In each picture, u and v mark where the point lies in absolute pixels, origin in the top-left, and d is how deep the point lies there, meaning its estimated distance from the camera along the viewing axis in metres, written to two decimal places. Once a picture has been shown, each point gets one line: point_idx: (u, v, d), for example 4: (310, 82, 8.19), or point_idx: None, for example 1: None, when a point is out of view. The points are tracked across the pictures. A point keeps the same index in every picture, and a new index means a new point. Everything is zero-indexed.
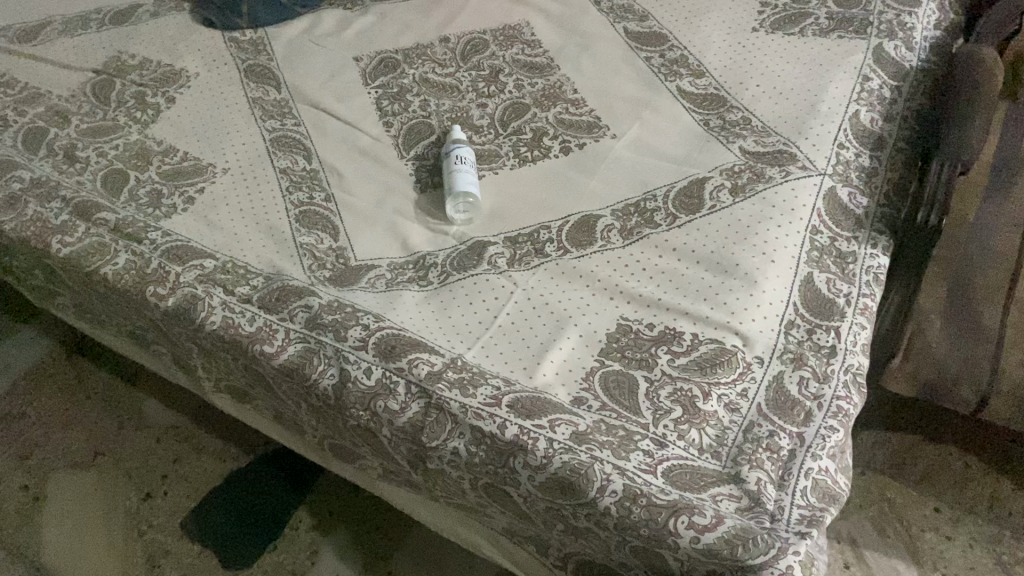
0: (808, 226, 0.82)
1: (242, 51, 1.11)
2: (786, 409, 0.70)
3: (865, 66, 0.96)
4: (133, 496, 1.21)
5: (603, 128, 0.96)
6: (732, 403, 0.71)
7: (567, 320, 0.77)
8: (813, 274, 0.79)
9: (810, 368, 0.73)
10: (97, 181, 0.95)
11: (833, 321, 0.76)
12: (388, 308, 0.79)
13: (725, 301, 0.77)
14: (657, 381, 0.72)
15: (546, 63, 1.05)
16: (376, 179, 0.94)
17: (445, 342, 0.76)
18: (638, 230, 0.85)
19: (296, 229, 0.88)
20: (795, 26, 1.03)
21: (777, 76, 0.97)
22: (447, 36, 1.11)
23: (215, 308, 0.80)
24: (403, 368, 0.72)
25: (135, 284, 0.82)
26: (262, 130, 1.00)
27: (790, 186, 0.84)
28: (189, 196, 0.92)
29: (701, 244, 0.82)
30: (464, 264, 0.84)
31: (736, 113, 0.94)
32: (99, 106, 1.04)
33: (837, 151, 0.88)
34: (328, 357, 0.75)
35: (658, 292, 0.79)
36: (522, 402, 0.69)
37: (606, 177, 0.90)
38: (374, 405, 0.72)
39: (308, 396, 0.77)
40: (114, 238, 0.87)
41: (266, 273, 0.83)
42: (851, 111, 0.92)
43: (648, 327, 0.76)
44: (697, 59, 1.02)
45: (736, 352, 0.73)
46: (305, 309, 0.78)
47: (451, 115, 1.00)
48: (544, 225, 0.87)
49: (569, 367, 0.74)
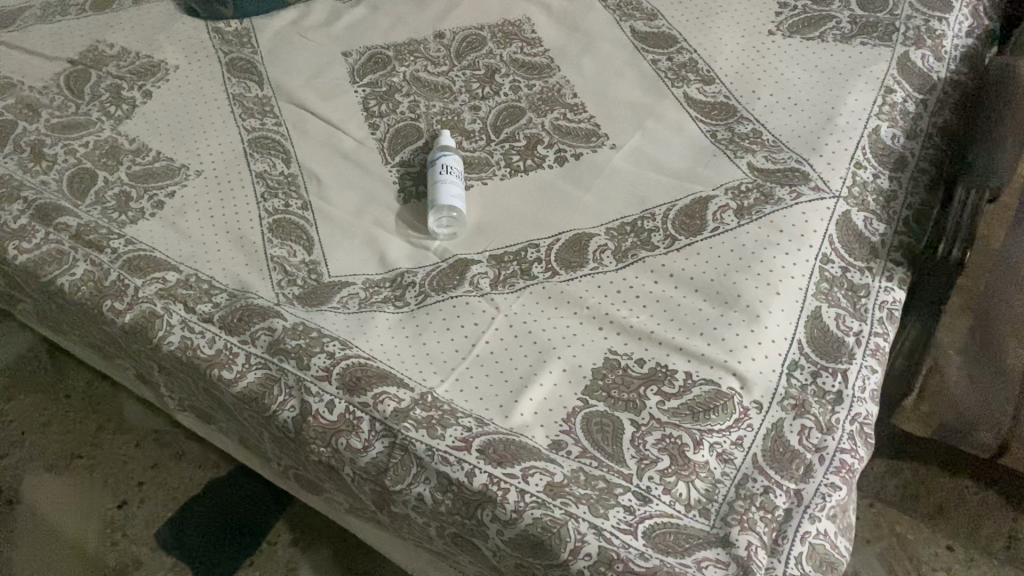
0: (818, 254, 0.75)
1: (226, 42, 1.05)
2: (785, 463, 0.64)
3: (889, 75, 0.88)
4: (108, 503, 1.17)
5: (602, 137, 0.89)
6: (725, 453, 0.64)
7: (550, 351, 0.71)
8: (821, 308, 0.72)
9: (813, 417, 0.66)
10: (63, 181, 0.89)
11: (841, 363, 0.69)
12: (359, 332, 0.74)
13: (723, 337, 0.70)
14: (644, 425, 0.66)
15: (545, 63, 0.98)
16: (357, 186, 0.88)
17: (417, 372, 0.70)
18: (634, 253, 0.78)
19: (268, 240, 0.83)
20: (815, 29, 0.95)
21: (792, 85, 0.90)
22: (442, 31, 1.04)
23: (174, 328, 0.74)
24: (368, 405, 0.67)
25: (92, 298, 0.77)
26: (241, 129, 0.94)
27: (800, 210, 0.77)
28: (158, 200, 0.87)
29: (700, 272, 0.75)
30: (444, 284, 0.78)
31: (745, 125, 0.87)
32: (71, 99, 0.99)
33: (853, 171, 0.81)
34: (289, 387, 0.69)
35: (651, 323, 0.72)
36: (494, 446, 0.64)
37: (602, 191, 0.84)
38: (336, 442, 0.66)
39: (269, 427, 0.71)
40: (74, 245, 0.82)
41: (231, 289, 0.78)
42: (870, 126, 0.84)
43: (637, 364, 0.70)
44: (707, 63, 0.95)
45: (733, 396, 0.67)
46: (268, 333, 0.72)
47: (441, 118, 0.94)
48: (532, 243, 0.81)
49: (548, 406, 0.68)
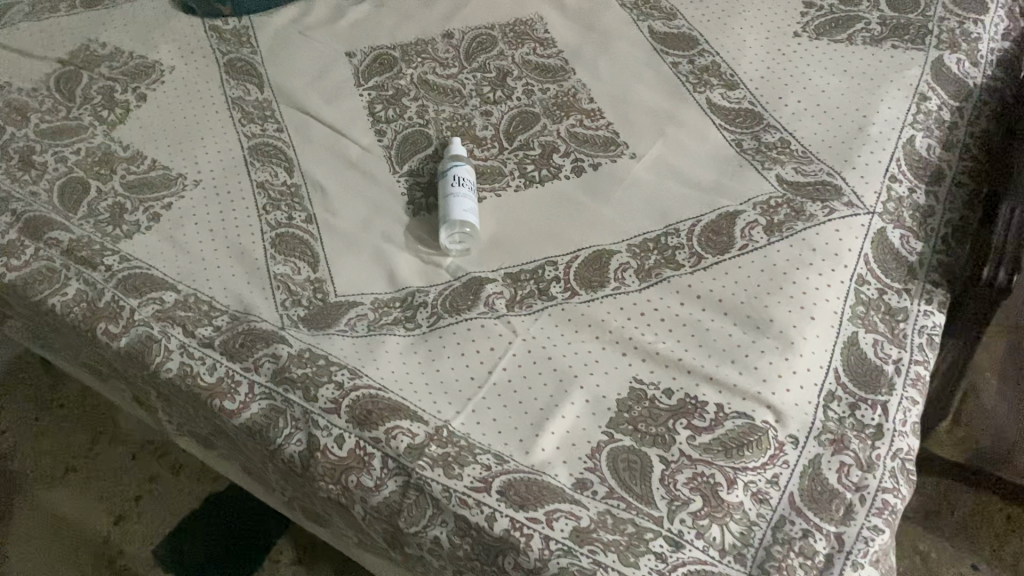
0: (853, 275, 0.71)
1: (223, 41, 1.00)
2: (823, 504, 0.60)
3: (923, 81, 0.84)
4: (104, 518, 1.13)
5: (621, 145, 0.85)
6: (761, 492, 0.61)
7: (572, 379, 0.68)
8: (858, 334, 0.69)
9: (852, 453, 0.63)
10: (53, 191, 0.85)
11: (880, 394, 0.65)
12: (368, 358, 0.69)
13: (756, 366, 0.66)
14: (674, 462, 0.62)
15: (560, 66, 0.94)
16: (363, 197, 0.84)
17: (431, 403, 0.66)
18: (658, 271, 0.74)
19: (270, 256, 0.78)
20: (843, 31, 0.91)
21: (821, 90, 0.85)
22: (451, 30, 0.99)
23: (172, 353, 0.70)
24: (380, 440, 0.63)
25: (86, 320, 0.73)
26: (240, 136, 0.90)
27: (833, 227, 0.73)
28: (154, 212, 0.83)
29: (729, 294, 0.71)
30: (457, 305, 0.74)
31: (772, 133, 0.83)
32: (62, 103, 0.94)
33: (888, 185, 0.77)
34: (295, 420, 0.65)
35: (679, 350, 0.68)
36: (515, 487, 0.60)
37: (623, 204, 0.80)
38: (346, 480, 0.62)
39: (274, 460, 0.68)
40: (65, 262, 0.77)
41: (233, 310, 0.74)
42: (905, 137, 0.80)
43: (665, 395, 0.66)
44: (731, 67, 0.90)
45: (767, 430, 0.63)
46: (272, 360, 0.68)
47: (450, 124, 0.90)
48: (550, 260, 0.76)
49: (571, 440, 0.64)
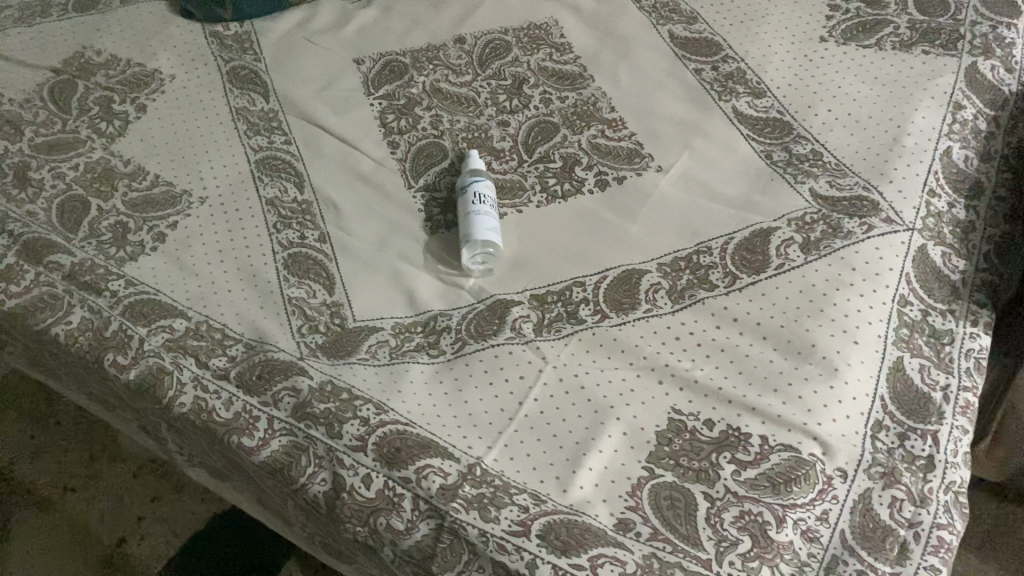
0: (895, 296, 0.68)
1: (225, 48, 0.96)
2: (877, 542, 0.58)
3: (957, 89, 0.81)
4: (106, 541, 1.10)
5: (646, 158, 0.81)
6: (811, 531, 0.59)
7: (607, 410, 0.65)
8: (903, 359, 0.66)
9: (905, 487, 0.60)
10: (52, 210, 0.81)
11: (930, 424, 0.63)
12: (393, 391, 0.66)
13: (800, 395, 0.64)
14: (720, 499, 0.59)
15: (578, 72, 0.90)
16: (378, 213, 0.80)
17: (461, 439, 0.63)
18: (691, 293, 0.71)
19: (284, 279, 0.75)
20: (870, 36, 0.88)
21: (852, 99, 0.82)
22: (463, 35, 0.95)
23: (185, 386, 0.67)
24: (411, 480, 0.60)
25: (92, 350, 0.69)
26: (246, 149, 0.86)
27: (872, 245, 0.71)
28: (160, 232, 0.79)
29: (767, 317, 0.68)
30: (483, 330, 0.70)
31: (803, 145, 0.80)
32: (57, 114, 0.90)
33: (927, 199, 0.74)
34: (319, 458, 0.62)
35: (718, 377, 0.66)
36: (556, 531, 0.57)
37: (651, 220, 0.77)
38: (375, 522, 0.59)
39: (295, 498, 0.64)
40: (68, 287, 0.74)
41: (247, 338, 0.70)
42: (942, 148, 0.77)
43: (706, 426, 0.63)
44: (757, 74, 0.87)
45: (815, 464, 0.61)
46: (292, 394, 0.65)
47: (466, 135, 0.86)
48: (578, 281, 0.73)
49: (610, 476, 0.61)
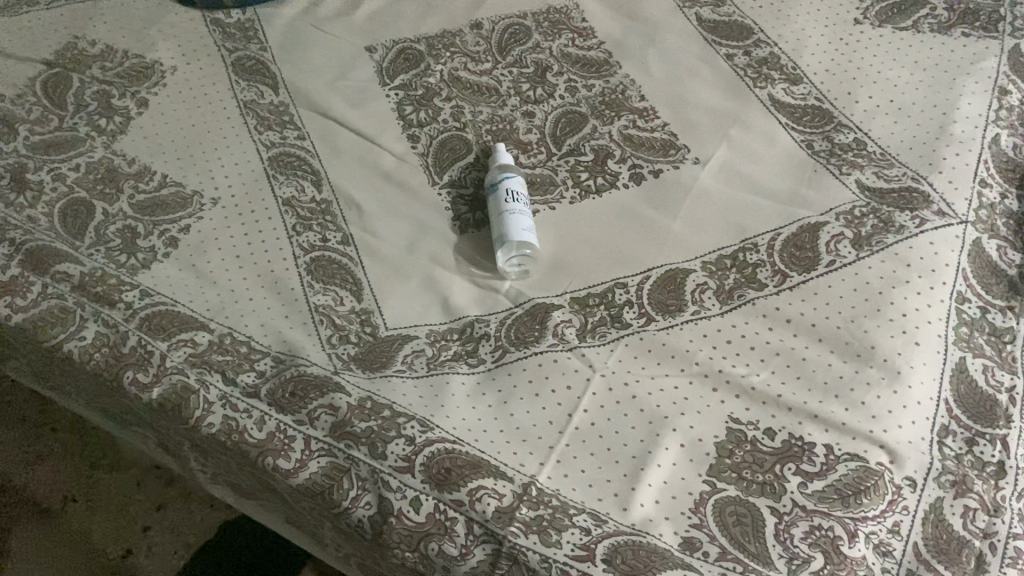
0: (953, 293, 0.66)
1: (228, 37, 0.91)
2: (953, 555, 0.56)
3: (1000, 73, 0.79)
4: (111, 553, 1.05)
5: (682, 149, 0.78)
6: (883, 544, 0.56)
7: (662, 420, 0.61)
8: (966, 360, 0.64)
9: (977, 496, 0.58)
10: (54, 215, 0.76)
11: (999, 428, 0.61)
12: (435, 406, 0.63)
13: (863, 401, 0.61)
14: (787, 514, 0.56)
15: (603, 58, 0.86)
16: (403, 213, 0.76)
17: (511, 456, 0.60)
18: (740, 292, 0.68)
19: (309, 286, 0.71)
20: (907, 17, 0.85)
21: (893, 85, 0.79)
22: (480, 19, 0.91)
23: (213, 405, 0.63)
24: (463, 503, 0.56)
25: (109, 368, 0.65)
26: (258, 145, 0.81)
27: (927, 240, 0.68)
28: (172, 236, 0.74)
29: (823, 318, 0.65)
30: (524, 336, 0.67)
31: (845, 134, 0.77)
32: (52, 110, 0.84)
33: (979, 190, 0.71)
34: (362, 480, 0.59)
35: (776, 384, 0.63)
36: (622, 555, 0.54)
37: (692, 217, 0.73)
38: (426, 548, 0.56)
39: (336, 521, 0.61)
40: (78, 300, 0.69)
41: (275, 352, 0.66)
42: (990, 135, 0.75)
43: (767, 437, 0.60)
44: (792, 60, 0.83)
45: (884, 473, 0.58)
46: (329, 412, 0.61)
47: (491, 127, 0.82)
48: (619, 282, 0.70)
49: (671, 492, 0.58)
